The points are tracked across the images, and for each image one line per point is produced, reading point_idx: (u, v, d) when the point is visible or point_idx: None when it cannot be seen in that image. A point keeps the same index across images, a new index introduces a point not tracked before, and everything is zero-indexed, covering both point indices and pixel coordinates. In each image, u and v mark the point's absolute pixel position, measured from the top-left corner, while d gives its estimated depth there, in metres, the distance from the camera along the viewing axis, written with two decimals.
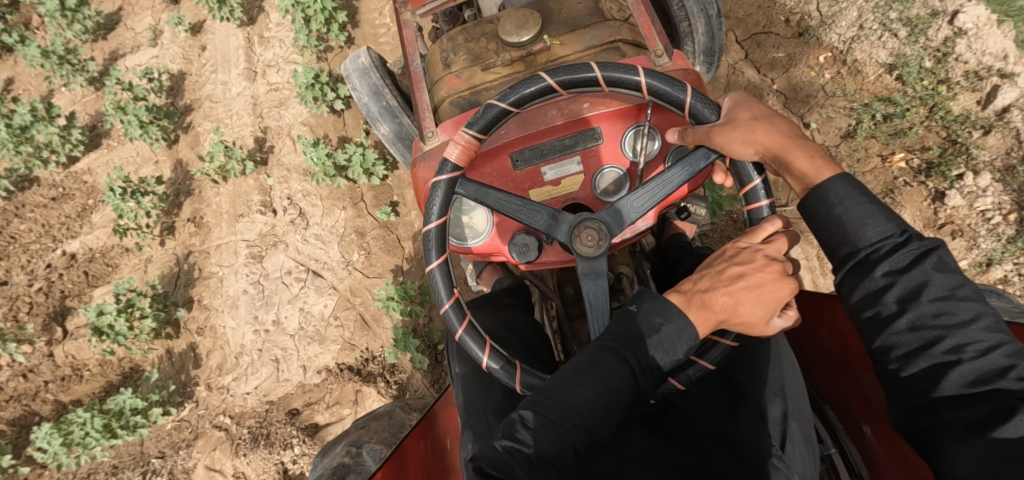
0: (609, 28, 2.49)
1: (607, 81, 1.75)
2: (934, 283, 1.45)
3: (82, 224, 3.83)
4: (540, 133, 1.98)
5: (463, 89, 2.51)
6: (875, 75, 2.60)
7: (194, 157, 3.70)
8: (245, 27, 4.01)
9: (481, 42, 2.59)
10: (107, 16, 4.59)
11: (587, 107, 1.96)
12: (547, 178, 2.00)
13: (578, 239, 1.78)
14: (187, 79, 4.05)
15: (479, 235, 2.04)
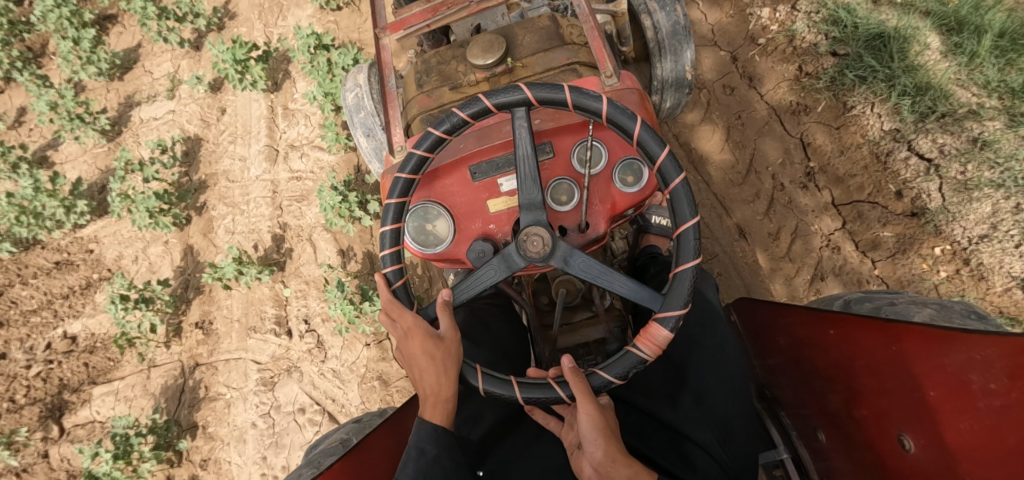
0: (569, 49, 2.33)
1: (574, 104, 1.75)
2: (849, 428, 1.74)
3: (85, 303, 3.56)
4: (495, 147, 2.02)
5: (433, 106, 2.35)
6: (1003, 287, 2.21)
7: (205, 244, 3.38)
8: (269, 95, 3.66)
9: (452, 63, 2.41)
10: (125, 56, 4.29)
11: (538, 123, 2.01)
12: (504, 189, 2.01)
13: (525, 246, 1.79)
14: (203, 147, 3.72)
15: (443, 241, 2.03)
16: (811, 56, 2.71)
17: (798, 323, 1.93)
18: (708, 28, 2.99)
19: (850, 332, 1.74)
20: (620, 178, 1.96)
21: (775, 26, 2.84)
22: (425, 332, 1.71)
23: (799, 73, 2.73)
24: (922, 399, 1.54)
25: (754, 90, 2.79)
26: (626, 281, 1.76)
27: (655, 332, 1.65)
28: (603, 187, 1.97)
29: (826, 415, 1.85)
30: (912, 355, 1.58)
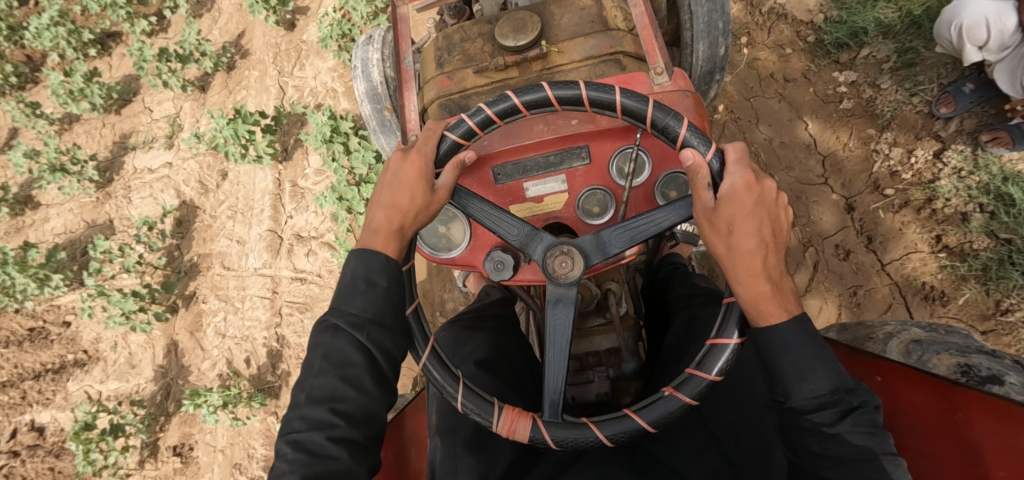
0: (613, 35, 2.02)
1: (653, 124, 1.52)
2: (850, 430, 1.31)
3: (55, 391, 3.12)
4: (525, 147, 1.81)
5: (453, 91, 2.07)
6: None
7: (192, 345, 2.91)
8: (277, 166, 3.14)
9: (477, 42, 2.11)
10: (124, 88, 3.85)
11: (574, 124, 1.79)
12: (530, 194, 1.83)
13: (551, 264, 1.50)
14: (199, 217, 3.22)
15: (457, 247, 1.83)
16: (957, 228, 2.16)
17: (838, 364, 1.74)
18: (816, 159, 2.43)
19: (898, 383, 1.57)
20: (660, 192, 1.74)
21: (908, 174, 2.27)
22: (428, 165, 1.58)
23: (937, 244, 2.18)
24: (982, 476, 1.32)
25: (873, 254, 2.25)
26: (561, 373, 1.46)
27: (520, 424, 1.40)
28: (639, 197, 1.77)
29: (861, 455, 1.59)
30: (978, 431, 1.38)
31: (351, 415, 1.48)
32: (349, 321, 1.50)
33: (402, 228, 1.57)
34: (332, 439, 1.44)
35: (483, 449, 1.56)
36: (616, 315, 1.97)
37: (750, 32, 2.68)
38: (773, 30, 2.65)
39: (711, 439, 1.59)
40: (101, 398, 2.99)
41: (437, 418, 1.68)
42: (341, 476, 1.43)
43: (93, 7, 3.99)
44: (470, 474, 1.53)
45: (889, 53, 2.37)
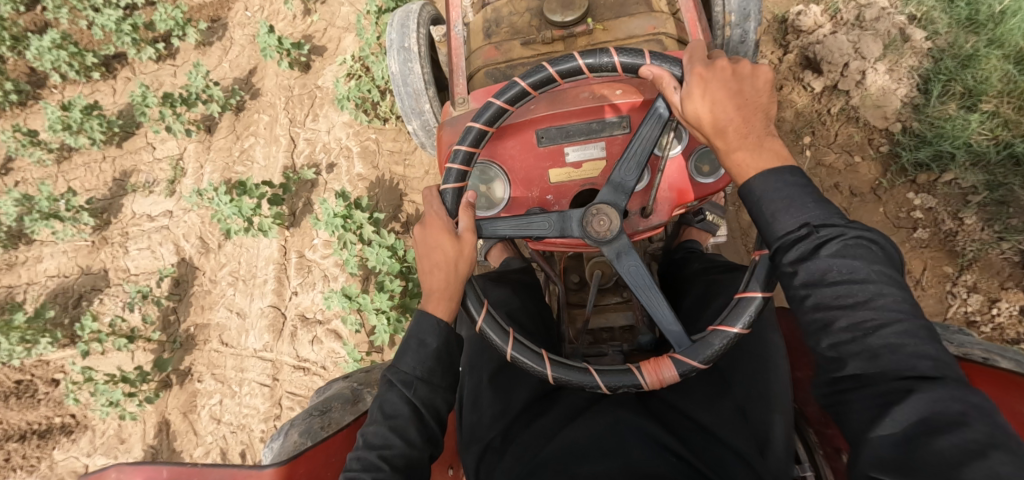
0: (656, 17, 2.12)
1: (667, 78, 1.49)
2: (833, 271, 1.23)
3: (41, 457, 2.96)
4: (568, 113, 1.71)
5: (500, 61, 2.19)
6: None
7: (184, 428, 2.72)
8: (283, 232, 2.89)
9: (525, 16, 2.24)
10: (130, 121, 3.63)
11: (619, 94, 1.69)
12: (570, 161, 1.72)
13: (591, 227, 1.52)
14: (197, 279, 3.00)
15: (495, 206, 1.76)
16: None
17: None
18: None
19: None
20: (695, 167, 1.71)
21: (988, 327, 2.03)
22: (450, 222, 1.54)
23: None
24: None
25: None
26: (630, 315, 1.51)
27: (666, 368, 1.43)
28: (674, 169, 1.71)
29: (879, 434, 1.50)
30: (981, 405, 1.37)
31: (396, 461, 1.43)
32: (401, 379, 1.50)
33: (448, 288, 1.53)
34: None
35: (505, 390, 1.70)
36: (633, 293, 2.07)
37: (814, 131, 2.41)
38: (839, 133, 2.38)
39: (723, 386, 1.59)
40: (88, 472, 2.83)
41: (469, 357, 1.82)
42: None
43: (96, 31, 3.79)
44: (493, 407, 1.67)
45: (975, 183, 2.11)
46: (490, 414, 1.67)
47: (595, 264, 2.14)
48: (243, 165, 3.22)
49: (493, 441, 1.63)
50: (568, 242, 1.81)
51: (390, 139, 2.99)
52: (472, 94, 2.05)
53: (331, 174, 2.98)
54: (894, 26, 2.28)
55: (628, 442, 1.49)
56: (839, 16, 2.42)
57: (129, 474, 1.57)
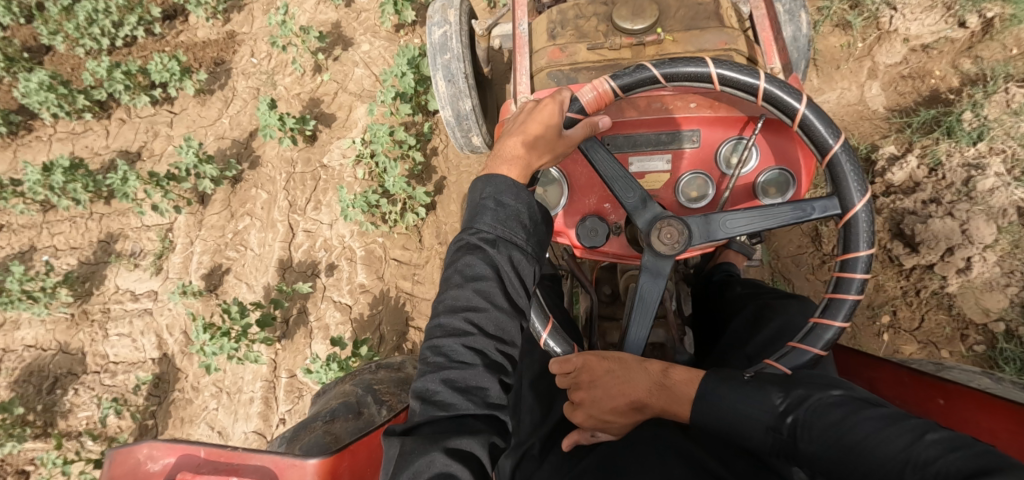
0: (728, 32, 2.07)
1: (765, 94, 1.55)
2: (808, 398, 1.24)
3: None
4: (639, 123, 1.83)
5: (564, 63, 2.15)
6: None
7: None
8: (273, 345, 2.60)
9: (592, 20, 2.19)
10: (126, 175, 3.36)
11: (693, 108, 1.82)
12: (633, 167, 1.83)
13: (655, 237, 1.58)
14: (179, 383, 2.74)
15: (553, 207, 1.87)
16: None
17: (891, 381, 1.68)
18: None
19: (964, 402, 1.51)
20: (763, 190, 1.76)
21: None
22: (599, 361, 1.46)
23: None
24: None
25: None
26: (646, 329, 1.58)
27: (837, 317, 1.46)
28: (740, 190, 1.80)
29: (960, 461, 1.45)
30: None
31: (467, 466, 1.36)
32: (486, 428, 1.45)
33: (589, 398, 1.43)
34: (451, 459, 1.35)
35: (546, 397, 1.81)
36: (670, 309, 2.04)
37: (896, 306, 2.14)
38: (925, 318, 2.11)
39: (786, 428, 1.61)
40: None
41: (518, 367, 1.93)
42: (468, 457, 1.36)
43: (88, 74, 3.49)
44: (534, 413, 1.76)
45: None
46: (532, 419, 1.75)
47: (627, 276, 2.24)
48: (234, 250, 2.90)
49: (532, 449, 1.66)
50: (623, 251, 1.85)
51: (399, 245, 2.67)
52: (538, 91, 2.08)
53: (330, 279, 2.67)
54: (1011, 203, 1.99)
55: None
56: (942, 176, 2.08)
57: (163, 451, 1.56)
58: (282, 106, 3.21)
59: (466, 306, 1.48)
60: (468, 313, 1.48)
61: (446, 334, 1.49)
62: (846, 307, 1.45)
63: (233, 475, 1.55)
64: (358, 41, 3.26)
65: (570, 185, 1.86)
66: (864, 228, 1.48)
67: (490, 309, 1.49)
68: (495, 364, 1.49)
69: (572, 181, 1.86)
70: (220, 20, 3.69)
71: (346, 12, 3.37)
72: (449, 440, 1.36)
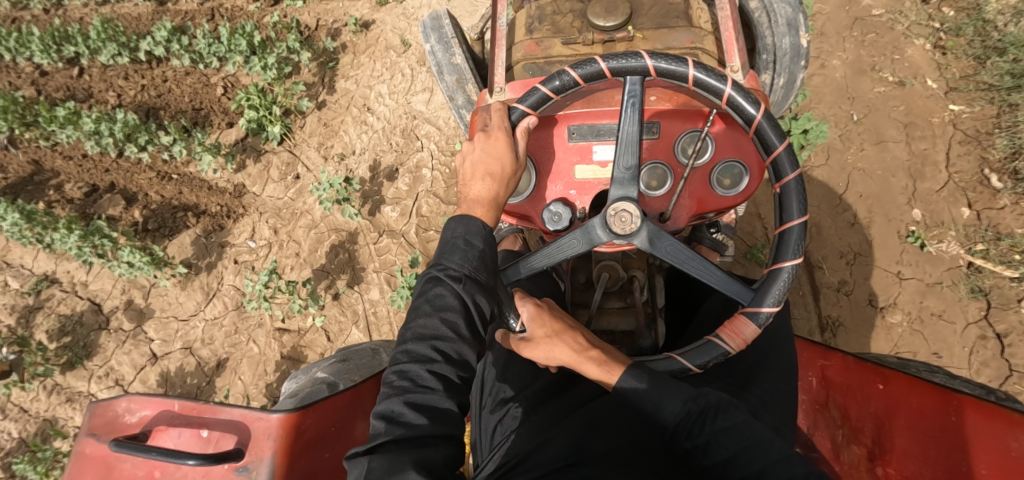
0: (694, 32, 2.01)
1: (696, 81, 1.56)
2: (731, 428, 1.38)
3: None
4: (603, 112, 1.80)
5: (539, 57, 2.08)
6: None
7: None
8: None
9: (568, 16, 2.13)
10: (86, 357, 2.88)
11: (652, 101, 1.78)
12: (598, 158, 1.81)
13: (612, 221, 1.61)
14: None
15: (521, 195, 1.82)
16: None
17: (840, 369, 1.82)
18: None
19: (901, 389, 1.63)
20: (716, 180, 1.73)
21: None
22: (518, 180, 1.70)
23: None
24: (965, 472, 1.41)
25: None
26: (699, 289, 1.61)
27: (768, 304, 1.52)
28: (696, 181, 1.76)
29: (899, 453, 1.56)
30: (970, 430, 1.44)
31: (448, 353, 1.50)
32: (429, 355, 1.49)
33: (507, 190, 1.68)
34: (432, 372, 1.47)
35: (526, 366, 1.79)
36: (637, 300, 1.93)
37: None
38: None
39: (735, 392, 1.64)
40: None
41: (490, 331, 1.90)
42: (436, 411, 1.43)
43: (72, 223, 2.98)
44: (521, 377, 1.77)
45: None
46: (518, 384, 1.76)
47: (601, 266, 1.95)
48: None
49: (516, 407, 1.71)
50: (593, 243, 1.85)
51: None
52: (511, 83, 1.97)
53: None
54: None
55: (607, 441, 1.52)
56: None
57: (141, 404, 1.67)
58: (262, 338, 2.60)
59: (433, 334, 1.50)
60: (436, 341, 1.49)
61: (411, 359, 1.48)
62: (794, 246, 1.51)
63: (204, 428, 1.66)
64: (369, 280, 2.58)
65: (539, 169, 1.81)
66: (776, 291, 1.52)
67: (455, 339, 1.51)
68: (457, 386, 1.49)
69: (539, 166, 1.81)
70: (230, 170, 3.03)
71: (366, 227, 2.66)
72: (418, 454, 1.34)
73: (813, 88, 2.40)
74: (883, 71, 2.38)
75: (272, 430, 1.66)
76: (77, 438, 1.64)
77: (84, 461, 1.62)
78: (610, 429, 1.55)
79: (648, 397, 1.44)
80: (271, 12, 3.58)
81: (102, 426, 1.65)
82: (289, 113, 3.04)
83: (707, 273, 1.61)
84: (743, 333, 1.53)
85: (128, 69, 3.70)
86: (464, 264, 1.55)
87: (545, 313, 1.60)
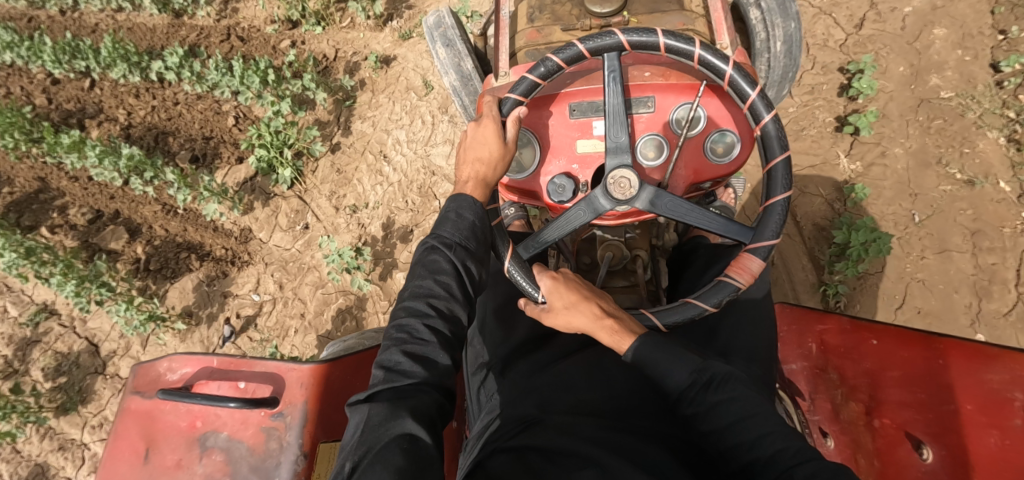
0: (686, 15, 2.02)
1: (702, 61, 1.61)
2: (727, 395, 1.36)
3: None
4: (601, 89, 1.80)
5: (540, 44, 2.06)
6: None
7: None
8: None
9: (567, 5, 2.11)
10: (83, 405, 2.79)
11: (646, 76, 1.78)
12: (597, 134, 1.80)
13: (611, 186, 1.62)
14: None
15: (525, 171, 1.83)
16: None
17: (835, 331, 1.74)
18: None
19: (891, 345, 1.61)
20: (709, 149, 1.75)
21: None
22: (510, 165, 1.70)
23: None
24: (953, 412, 1.43)
25: None
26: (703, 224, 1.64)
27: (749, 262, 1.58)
28: (690, 152, 1.77)
29: (894, 403, 1.54)
30: (957, 375, 1.46)
31: (444, 310, 1.49)
32: (422, 312, 1.48)
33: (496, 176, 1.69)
34: (427, 327, 1.46)
35: (508, 321, 1.84)
36: (640, 277, 1.95)
37: None
38: None
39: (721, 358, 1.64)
40: None
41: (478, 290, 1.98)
42: (433, 363, 1.42)
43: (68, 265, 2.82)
44: (496, 334, 1.83)
45: None
46: (496, 341, 1.82)
47: (605, 246, 1.99)
48: None
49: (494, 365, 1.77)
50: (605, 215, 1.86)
51: None
52: (514, 69, 1.99)
53: None
54: None
55: (600, 392, 1.51)
56: None
57: (181, 363, 1.84)
58: None
59: (427, 292, 1.49)
60: (432, 298, 1.49)
61: (409, 314, 1.47)
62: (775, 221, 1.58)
63: (240, 381, 1.82)
64: None
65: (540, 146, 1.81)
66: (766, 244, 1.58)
67: (449, 297, 1.51)
68: (450, 340, 1.47)
69: (539, 141, 1.81)
70: (236, 216, 2.87)
71: (376, 294, 2.54)
72: (415, 408, 1.33)
73: (872, 180, 2.20)
74: (951, 166, 2.17)
75: (301, 380, 1.81)
76: (122, 396, 1.81)
77: (130, 416, 1.78)
78: (608, 386, 1.53)
79: (660, 364, 1.42)
80: (288, 37, 3.39)
81: (147, 384, 1.82)
82: (300, 155, 2.88)
83: (703, 222, 1.64)
84: (748, 268, 1.58)
85: (139, 88, 3.55)
86: (455, 233, 1.58)
87: (561, 286, 1.57)
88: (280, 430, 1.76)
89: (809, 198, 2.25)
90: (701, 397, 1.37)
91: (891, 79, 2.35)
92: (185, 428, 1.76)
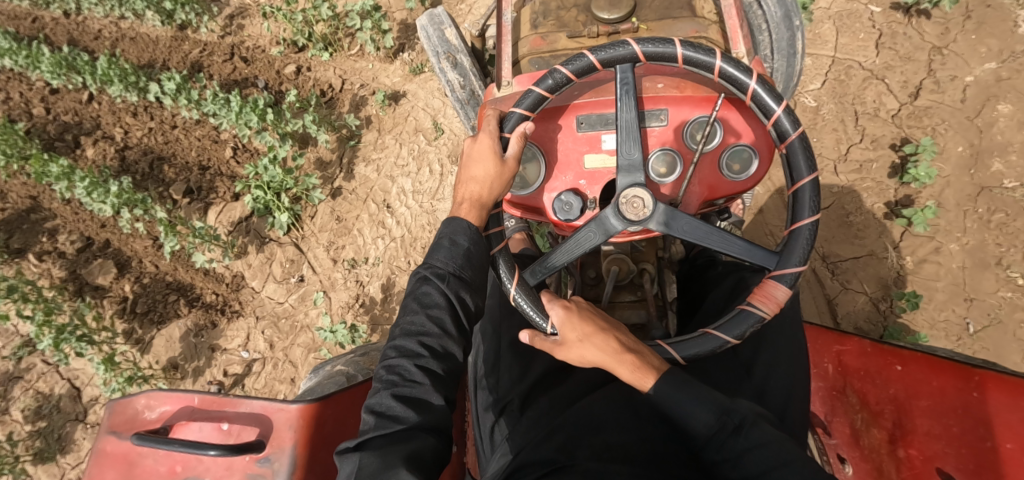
0: (699, 21, 1.79)
1: (720, 74, 1.40)
2: (762, 440, 1.17)
3: None
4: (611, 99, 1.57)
5: (545, 51, 1.83)
6: None
7: None
8: None
9: (572, 11, 1.87)
10: (61, 455, 2.67)
11: (659, 87, 1.55)
12: (607, 147, 1.57)
13: (621, 205, 1.42)
14: None
15: (529, 187, 1.60)
16: None
17: (855, 353, 1.57)
18: None
19: (921, 370, 1.40)
20: (725, 165, 1.52)
21: None
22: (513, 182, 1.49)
23: None
24: (990, 450, 1.22)
25: None
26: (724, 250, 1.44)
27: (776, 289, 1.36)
28: (704, 167, 1.55)
29: (923, 433, 1.34)
30: (997, 408, 1.24)
31: (437, 348, 1.36)
32: (412, 351, 1.35)
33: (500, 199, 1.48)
34: (418, 368, 1.33)
35: (524, 355, 1.69)
36: (648, 292, 1.75)
37: None
38: None
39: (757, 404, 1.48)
40: None
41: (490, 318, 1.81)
42: (426, 404, 1.30)
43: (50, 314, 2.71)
44: (513, 370, 1.67)
45: None
46: (512, 378, 1.66)
47: (610, 259, 1.76)
48: None
49: (512, 404, 1.61)
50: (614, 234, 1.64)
51: None
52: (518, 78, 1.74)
53: None
54: None
55: (617, 435, 1.34)
56: None
57: (161, 399, 1.58)
58: None
59: (418, 330, 1.36)
60: (421, 336, 1.36)
61: (398, 355, 1.35)
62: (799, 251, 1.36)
63: (225, 421, 1.56)
64: None
65: (545, 160, 1.58)
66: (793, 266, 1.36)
67: (442, 335, 1.38)
68: (444, 379, 1.35)
69: (545, 154, 1.59)
70: (228, 266, 2.69)
71: None
72: (405, 456, 1.21)
73: (923, 280, 2.04)
74: (1013, 269, 1.99)
75: (292, 421, 1.54)
76: (98, 435, 1.56)
77: (106, 459, 1.54)
78: (626, 423, 1.36)
79: (680, 405, 1.25)
80: (294, 62, 3.12)
81: (124, 424, 1.57)
82: (297, 201, 2.70)
83: (724, 246, 1.44)
84: (774, 295, 1.36)
85: (138, 108, 3.35)
86: (449, 261, 1.42)
87: (574, 316, 1.35)
88: (267, 478, 1.50)
89: (851, 297, 2.10)
90: (731, 444, 1.19)
91: (948, 161, 2.14)
92: (164, 475, 1.51)
